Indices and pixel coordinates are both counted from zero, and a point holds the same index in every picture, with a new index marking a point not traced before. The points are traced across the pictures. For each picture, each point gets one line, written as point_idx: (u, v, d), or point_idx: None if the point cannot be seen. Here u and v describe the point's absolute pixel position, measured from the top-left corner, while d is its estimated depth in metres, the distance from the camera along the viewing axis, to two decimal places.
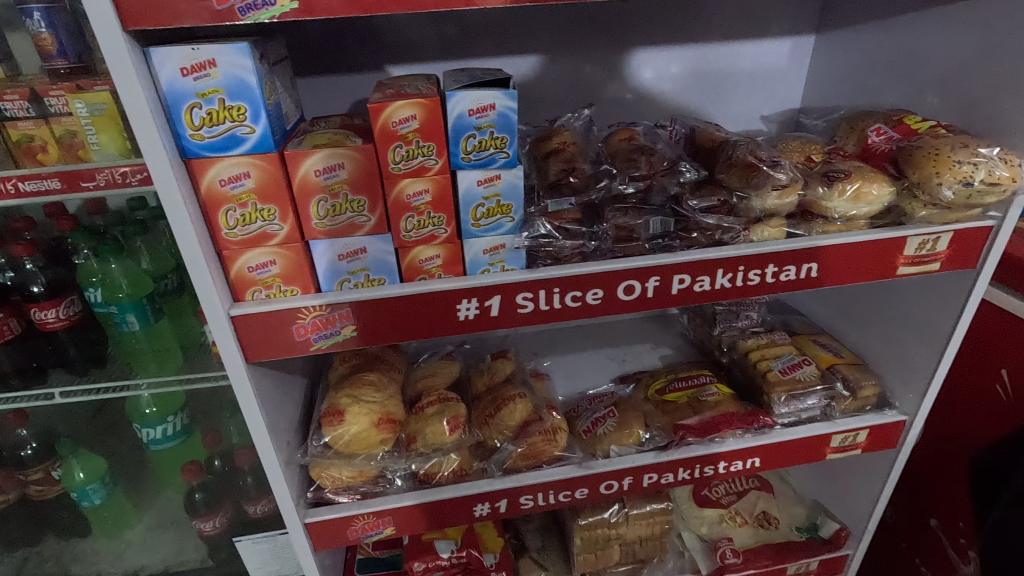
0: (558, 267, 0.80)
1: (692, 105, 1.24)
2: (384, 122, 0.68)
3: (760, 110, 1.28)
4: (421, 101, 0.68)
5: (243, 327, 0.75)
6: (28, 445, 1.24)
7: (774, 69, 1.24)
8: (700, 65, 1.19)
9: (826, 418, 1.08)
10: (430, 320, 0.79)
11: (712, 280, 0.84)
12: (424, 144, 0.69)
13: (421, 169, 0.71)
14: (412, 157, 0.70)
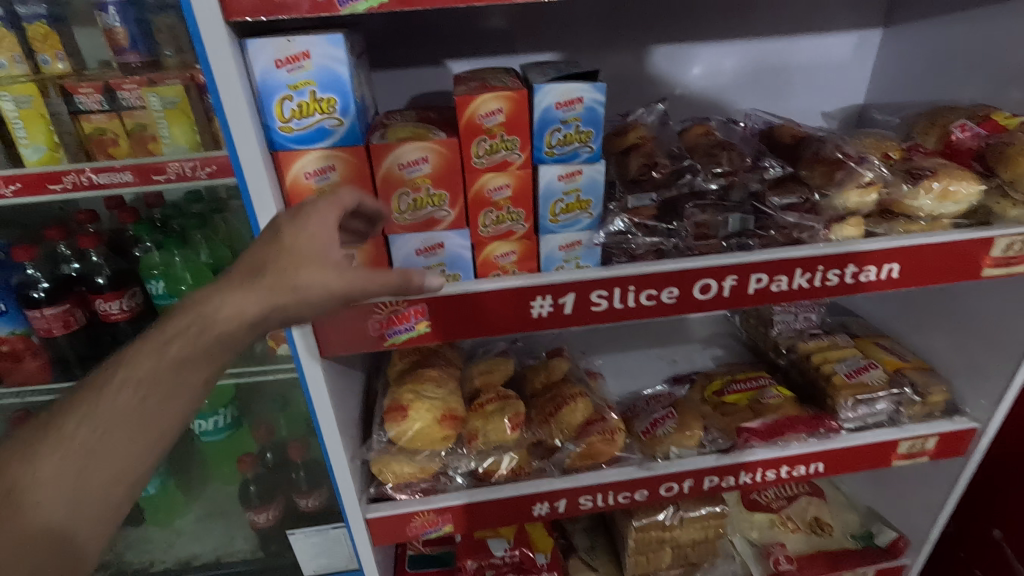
0: (634, 264, 0.78)
1: (751, 99, 1.20)
2: (471, 115, 0.67)
3: (822, 106, 1.24)
4: (508, 94, 0.67)
5: (320, 322, 0.75)
6: None
7: (839, 64, 1.20)
8: (763, 59, 1.16)
9: (894, 424, 1.05)
10: (503, 318, 0.79)
11: (790, 279, 0.82)
12: (508, 138, 0.69)
13: (504, 163, 0.71)
14: (495, 150, 0.70)
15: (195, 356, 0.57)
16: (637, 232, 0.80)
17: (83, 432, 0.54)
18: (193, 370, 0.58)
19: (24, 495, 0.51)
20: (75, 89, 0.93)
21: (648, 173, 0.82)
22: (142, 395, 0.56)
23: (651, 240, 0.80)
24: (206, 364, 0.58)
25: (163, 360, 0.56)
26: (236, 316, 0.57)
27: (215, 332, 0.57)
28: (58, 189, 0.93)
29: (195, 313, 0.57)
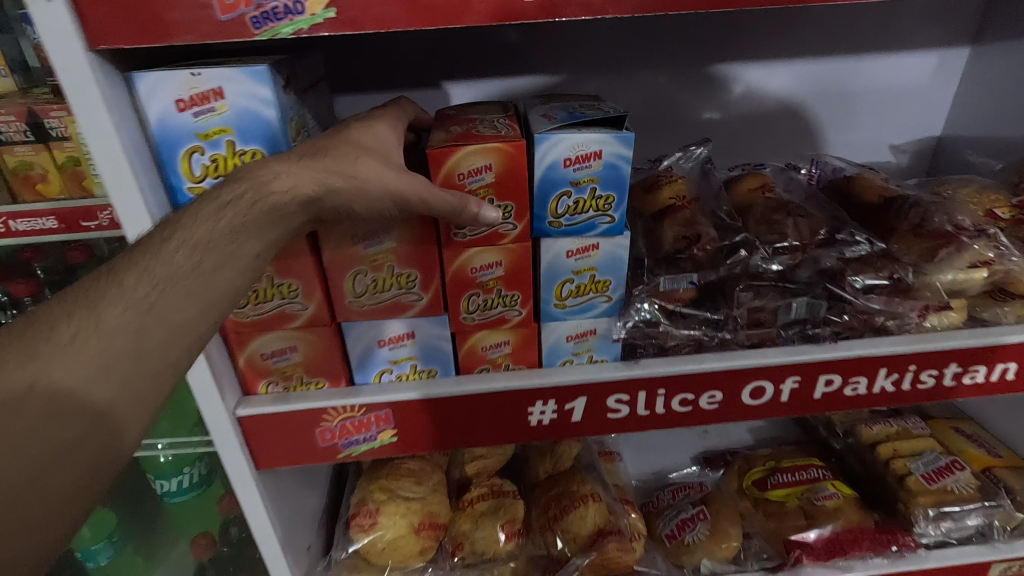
0: (664, 361, 0.60)
1: (804, 129, 0.95)
2: (448, 173, 0.49)
3: (889, 138, 1.00)
4: (499, 146, 0.49)
5: (255, 429, 0.58)
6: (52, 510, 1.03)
7: (911, 89, 0.96)
8: (819, 82, 0.93)
9: (984, 540, 0.84)
10: (493, 425, 0.61)
11: (870, 381, 0.63)
12: (501, 204, 0.51)
13: (494, 235, 0.52)
14: (482, 219, 0.51)
15: (255, 217, 0.44)
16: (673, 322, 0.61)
17: (144, 278, 0.41)
18: (258, 240, 0.45)
19: (76, 349, 0.39)
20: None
21: (688, 249, 0.58)
22: (202, 254, 0.43)
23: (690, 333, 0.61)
24: (263, 236, 0.45)
25: (220, 224, 0.43)
26: (296, 188, 0.44)
27: (270, 202, 0.44)
28: None
29: (248, 178, 0.44)
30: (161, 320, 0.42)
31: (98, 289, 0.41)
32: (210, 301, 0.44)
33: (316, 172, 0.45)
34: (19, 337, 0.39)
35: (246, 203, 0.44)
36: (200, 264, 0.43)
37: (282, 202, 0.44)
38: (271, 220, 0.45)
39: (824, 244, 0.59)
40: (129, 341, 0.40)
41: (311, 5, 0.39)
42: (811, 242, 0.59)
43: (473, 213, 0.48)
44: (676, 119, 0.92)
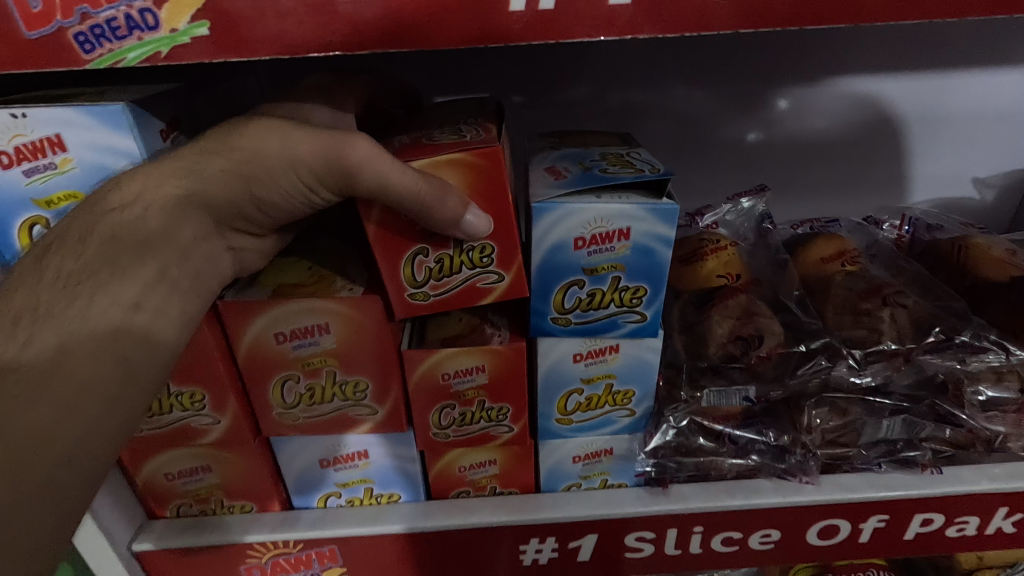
0: (705, 494, 0.44)
1: (864, 164, 0.67)
2: (383, 219, 0.34)
3: (977, 170, 0.69)
4: (454, 159, 0.33)
5: (160, 568, 0.44)
6: None
7: (1011, 112, 0.66)
8: (895, 98, 0.64)
9: None
10: (472, 564, 0.46)
11: (982, 522, 0.46)
12: (479, 241, 0.34)
13: (476, 285, 0.36)
14: (450, 264, 0.35)
15: (117, 250, 0.30)
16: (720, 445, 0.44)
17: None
18: (132, 283, 0.30)
19: None
20: None
21: (743, 353, 0.42)
22: (51, 318, 0.28)
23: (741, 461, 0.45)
24: (132, 279, 0.30)
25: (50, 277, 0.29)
26: (152, 196, 0.31)
27: (115, 225, 0.30)
28: None
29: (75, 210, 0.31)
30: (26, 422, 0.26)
31: None
32: (95, 372, 0.29)
33: (241, 153, 0.32)
34: None
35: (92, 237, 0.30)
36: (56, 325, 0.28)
37: (138, 220, 0.31)
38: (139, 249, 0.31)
39: (933, 349, 0.43)
40: None
41: (167, 17, 0.25)
42: (919, 348, 0.43)
43: (456, 212, 0.32)
44: (695, 148, 0.64)
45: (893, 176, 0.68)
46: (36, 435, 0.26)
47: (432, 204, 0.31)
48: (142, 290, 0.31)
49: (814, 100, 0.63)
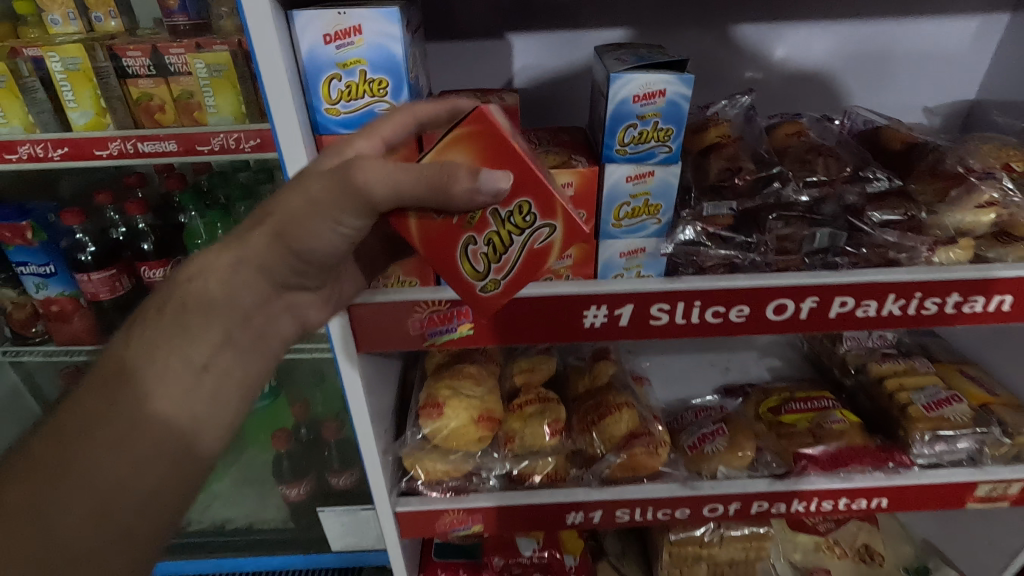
0: (702, 277, 0.70)
1: (842, 88, 0.94)
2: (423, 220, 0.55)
3: (924, 99, 0.96)
4: (455, 147, 0.52)
5: (361, 317, 0.71)
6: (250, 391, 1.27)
7: (950, 54, 0.92)
8: (868, 38, 0.90)
9: (974, 464, 0.94)
10: (551, 323, 0.72)
11: (880, 305, 0.72)
12: (513, 206, 0.54)
13: (534, 245, 0.56)
14: (504, 244, 0.56)
15: (194, 325, 0.51)
16: (710, 242, 0.72)
17: (115, 407, 0.46)
18: (204, 345, 0.51)
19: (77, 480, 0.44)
20: (123, 52, 0.88)
21: (730, 178, 0.72)
22: (154, 358, 0.49)
23: (724, 254, 0.72)
24: (207, 338, 0.52)
25: (150, 331, 0.50)
26: (211, 266, 0.53)
27: (192, 290, 0.52)
28: (105, 156, 0.89)
29: (170, 284, 0.52)
30: (150, 445, 0.47)
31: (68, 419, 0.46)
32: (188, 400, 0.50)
33: None
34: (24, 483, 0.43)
35: (174, 306, 0.51)
36: (153, 377, 0.48)
37: (205, 286, 0.52)
38: (206, 324, 0.52)
39: (848, 179, 0.74)
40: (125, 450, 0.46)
41: None
42: (838, 179, 0.73)
43: (469, 184, 0.49)
44: (712, 77, 0.92)
45: (860, 99, 0.96)
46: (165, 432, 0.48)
47: (447, 180, 0.49)
48: (212, 350, 0.52)
49: (802, 44, 0.90)
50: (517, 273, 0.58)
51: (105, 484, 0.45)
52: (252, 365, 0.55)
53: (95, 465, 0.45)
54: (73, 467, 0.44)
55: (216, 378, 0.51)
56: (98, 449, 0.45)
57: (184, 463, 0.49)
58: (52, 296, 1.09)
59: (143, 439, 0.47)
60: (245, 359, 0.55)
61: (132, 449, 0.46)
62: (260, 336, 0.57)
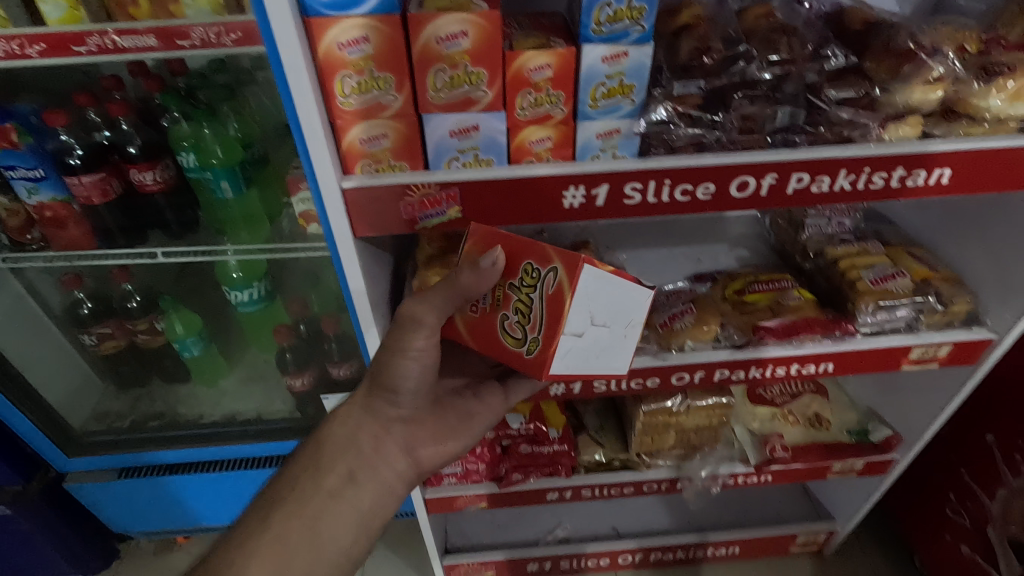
0: (671, 157, 0.76)
1: None
2: (468, 315, 0.81)
3: None
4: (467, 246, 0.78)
5: (355, 200, 0.75)
6: (246, 292, 1.34)
7: None
8: None
9: (910, 330, 1.06)
10: (534, 204, 0.78)
11: (832, 180, 0.79)
12: (520, 271, 0.74)
13: (548, 292, 0.72)
14: (528, 302, 0.75)
15: (323, 466, 0.86)
16: (680, 122, 0.78)
17: (268, 524, 0.80)
18: (331, 476, 0.85)
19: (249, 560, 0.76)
20: None
21: (698, 58, 0.79)
22: (300, 482, 0.84)
23: (693, 133, 0.78)
24: (335, 468, 0.86)
25: (300, 469, 0.86)
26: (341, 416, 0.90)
27: (328, 435, 0.89)
28: (83, 52, 0.89)
29: (317, 435, 0.90)
30: (288, 553, 0.78)
31: (252, 521, 0.81)
32: (319, 511, 0.82)
33: None
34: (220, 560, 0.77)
35: (315, 450, 0.88)
36: (293, 504, 0.82)
37: (334, 428, 0.89)
38: (332, 460, 0.87)
39: (812, 57, 0.81)
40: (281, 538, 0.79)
41: None
42: (799, 57, 0.80)
43: (470, 265, 0.74)
44: None
45: None
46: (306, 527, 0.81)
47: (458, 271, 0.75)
48: (336, 481, 0.85)
49: None
50: (549, 327, 0.73)
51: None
52: (361, 493, 0.86)
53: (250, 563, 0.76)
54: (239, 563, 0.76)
55: (331, 502, 0.84)
56: (251, 550, 0.77)
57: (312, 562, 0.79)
58: (44, 202, 1.12)
59: (283, 545, 0.79)
60: (359, 487, 0.86)
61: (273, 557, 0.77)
62: (373, 470, 0.88)
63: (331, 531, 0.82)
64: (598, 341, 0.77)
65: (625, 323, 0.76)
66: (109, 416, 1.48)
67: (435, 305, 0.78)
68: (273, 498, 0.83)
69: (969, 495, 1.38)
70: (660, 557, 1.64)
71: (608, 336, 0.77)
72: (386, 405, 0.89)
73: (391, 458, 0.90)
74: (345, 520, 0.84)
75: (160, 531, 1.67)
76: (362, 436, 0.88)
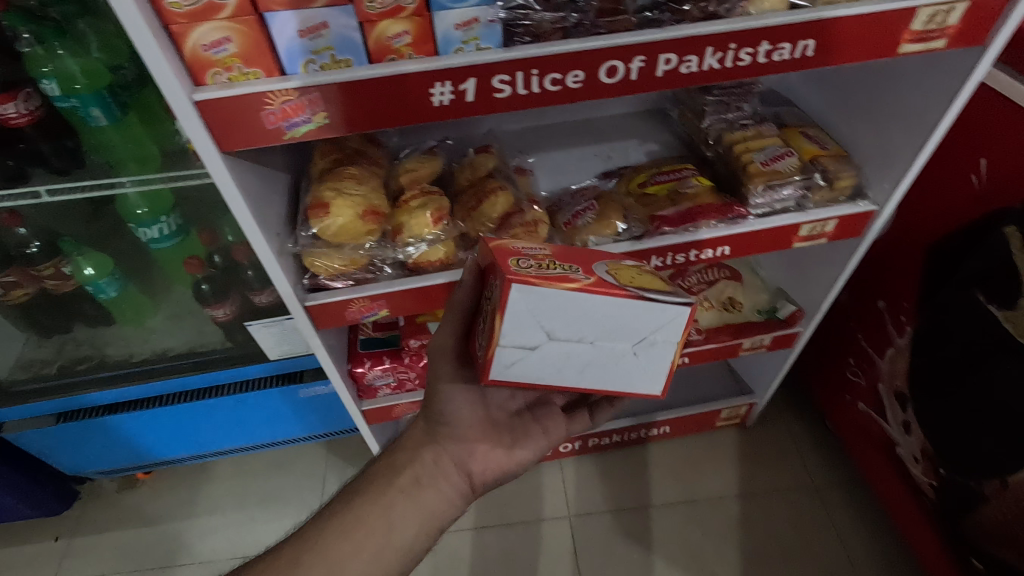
0: (536, 45, 0.75)
1: None
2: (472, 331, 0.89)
3: None
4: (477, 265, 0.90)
5: (212, 114, 0.72)
6: (158, 230, 1.30)
7: None
8: None
9: (799, 209, 1.12)
10: (404, 106, 0.76)
11: (700, 60, 0.79)
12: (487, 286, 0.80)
13: (493, 309, 0.76)
14: (487, 312, 0.80)
15: (397, 467, 0.94)
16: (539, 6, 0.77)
17: (350, 506, 0.91)
18: (400, 473, 0.94)
19: (332, 538, 0.87)
20: None
21: None
22: (376, 475, 0.94)
23: (554, 17, 0.78)
24: (400, 465, 0.94)
25: (378, 467, 0.96)
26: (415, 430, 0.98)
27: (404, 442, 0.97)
28: None
29: (394, 445, 0.98)
30: (360, 535, 0.88)
31: (336, 505, 0.93)
32: (390, 501, 0.91)
33: None
34: (307, 533, 0.89)
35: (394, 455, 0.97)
36: (369, 496, 0.92)
37: (409, 438, 0.97)
38: (404, 463, 0.95)
39: None
40: (353, 519, 0.89)
41: None
42: None
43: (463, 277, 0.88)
44: None
45: None
46: (375, 511, 0.90)
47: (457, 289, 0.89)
48: (408, 480, 0.93)
49: None
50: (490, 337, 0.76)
51: (336, 553, 0.86)
52: (427, 494, 0.92)
53: (330, 542, 0.87)
54: (319, 540, 0.87)
55: (401, 497, 0.92)
56: (332, 531, 0.88)
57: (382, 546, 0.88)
58: None
59: (360, 530, 0.88)
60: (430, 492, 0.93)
61: (351, 538, 0.87)
62: (435, 472, 0.94)
63: (400, 523, 0.90)
64: (584, 355, 0.79)
65: (633, 341, 0.79)
66: (35, 364, 1.46)
67: (447, 326, 0.91)
68: (352, 486, 0.94)
69: (865, 359, 1.52)
70: (599, 443, 1.78)
71: (611, 350, 0.79)
72: (440, 424, 0.95)
73: (448, 472, 0.94)
74: (414, 517, 0.91)
75: (116, 469, 1.72)
76: (423, 451, 0.95)
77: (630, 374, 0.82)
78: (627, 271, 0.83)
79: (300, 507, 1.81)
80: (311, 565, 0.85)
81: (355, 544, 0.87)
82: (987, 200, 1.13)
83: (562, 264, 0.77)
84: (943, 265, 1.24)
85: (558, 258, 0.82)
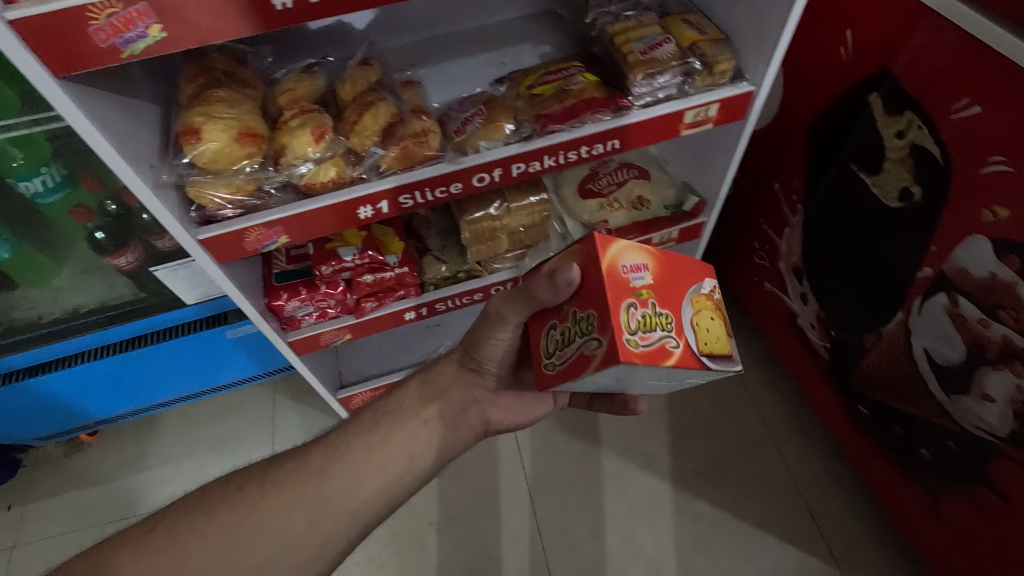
0: None
1: None
2: (541, 316, 0.84)
3: None
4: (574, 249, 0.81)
5: (32, 34, 0.68)
6: (42, 182, 1.23)
7: None
8: None
9: (682, 95, 1.14)
10: (243, 12, 0.74)
11: None
12: (585, 315, 0.74)
13: (583, 351, 0.73)
14: (573, 337, 0.76)
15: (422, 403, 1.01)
16: None
17: (376, 428, 0.98)
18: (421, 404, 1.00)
19: (358, 455, 0.94)
20: None
21: None
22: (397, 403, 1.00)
23: None
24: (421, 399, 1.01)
25: (397, 398, 1.02)
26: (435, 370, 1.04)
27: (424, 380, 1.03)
28: None
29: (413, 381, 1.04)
30: (384, 457, 0.95)
31: (356, 427, 0.98)
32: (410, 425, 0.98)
33: None
34: (330, 449, 0.95)
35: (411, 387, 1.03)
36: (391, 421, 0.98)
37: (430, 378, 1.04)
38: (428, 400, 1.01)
39: None
40: (376, 439, 0.96)
41: None
42: None
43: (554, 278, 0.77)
44: None
45: None
46: (394, 432, 0.97)
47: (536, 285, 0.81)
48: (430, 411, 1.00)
49: None
50: (566, 373, 0.74)
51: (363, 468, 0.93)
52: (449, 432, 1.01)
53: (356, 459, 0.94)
54: (342, 456, 0.94)
55: (424, 428, 0.99)
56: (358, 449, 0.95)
57: (405, 463, 0.96)
58: None
59: (383, 450, 0.95)
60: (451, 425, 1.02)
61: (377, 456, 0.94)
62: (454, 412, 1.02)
63: (421, 451, 0.97)
64: (635, 386, 0.83)
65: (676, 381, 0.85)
66: None
67: (514, 308, 0.87)
68: (375, 412, 1.00)
69: (767, 241, 1.61)
70: None
71: (655, 383, 0.85)
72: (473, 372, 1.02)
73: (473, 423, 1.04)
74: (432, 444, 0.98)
75: (57, 433, 1.71)
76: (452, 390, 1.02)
77: (655, 389, 0.90)
78: (707, 314, 0.82)
79: (254, 446, 1.86)
80: (337, 474, 0.92)
81: (379, 460, 0.94)
82: (853, 72, 1.19)
83: (663, 323, 0.74)
84: (824, 142, 1.31)
85: (659, 296, 0.76)
